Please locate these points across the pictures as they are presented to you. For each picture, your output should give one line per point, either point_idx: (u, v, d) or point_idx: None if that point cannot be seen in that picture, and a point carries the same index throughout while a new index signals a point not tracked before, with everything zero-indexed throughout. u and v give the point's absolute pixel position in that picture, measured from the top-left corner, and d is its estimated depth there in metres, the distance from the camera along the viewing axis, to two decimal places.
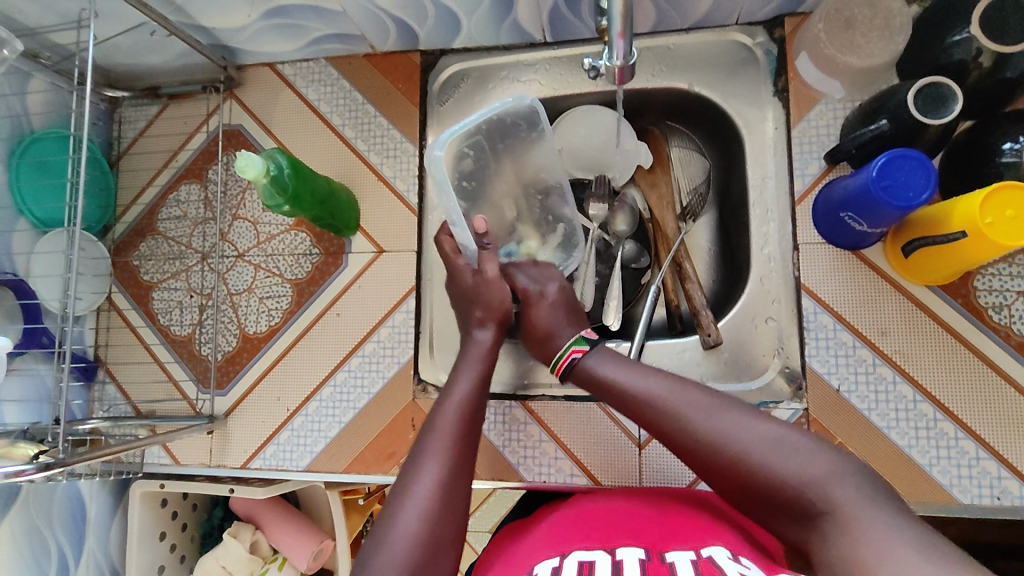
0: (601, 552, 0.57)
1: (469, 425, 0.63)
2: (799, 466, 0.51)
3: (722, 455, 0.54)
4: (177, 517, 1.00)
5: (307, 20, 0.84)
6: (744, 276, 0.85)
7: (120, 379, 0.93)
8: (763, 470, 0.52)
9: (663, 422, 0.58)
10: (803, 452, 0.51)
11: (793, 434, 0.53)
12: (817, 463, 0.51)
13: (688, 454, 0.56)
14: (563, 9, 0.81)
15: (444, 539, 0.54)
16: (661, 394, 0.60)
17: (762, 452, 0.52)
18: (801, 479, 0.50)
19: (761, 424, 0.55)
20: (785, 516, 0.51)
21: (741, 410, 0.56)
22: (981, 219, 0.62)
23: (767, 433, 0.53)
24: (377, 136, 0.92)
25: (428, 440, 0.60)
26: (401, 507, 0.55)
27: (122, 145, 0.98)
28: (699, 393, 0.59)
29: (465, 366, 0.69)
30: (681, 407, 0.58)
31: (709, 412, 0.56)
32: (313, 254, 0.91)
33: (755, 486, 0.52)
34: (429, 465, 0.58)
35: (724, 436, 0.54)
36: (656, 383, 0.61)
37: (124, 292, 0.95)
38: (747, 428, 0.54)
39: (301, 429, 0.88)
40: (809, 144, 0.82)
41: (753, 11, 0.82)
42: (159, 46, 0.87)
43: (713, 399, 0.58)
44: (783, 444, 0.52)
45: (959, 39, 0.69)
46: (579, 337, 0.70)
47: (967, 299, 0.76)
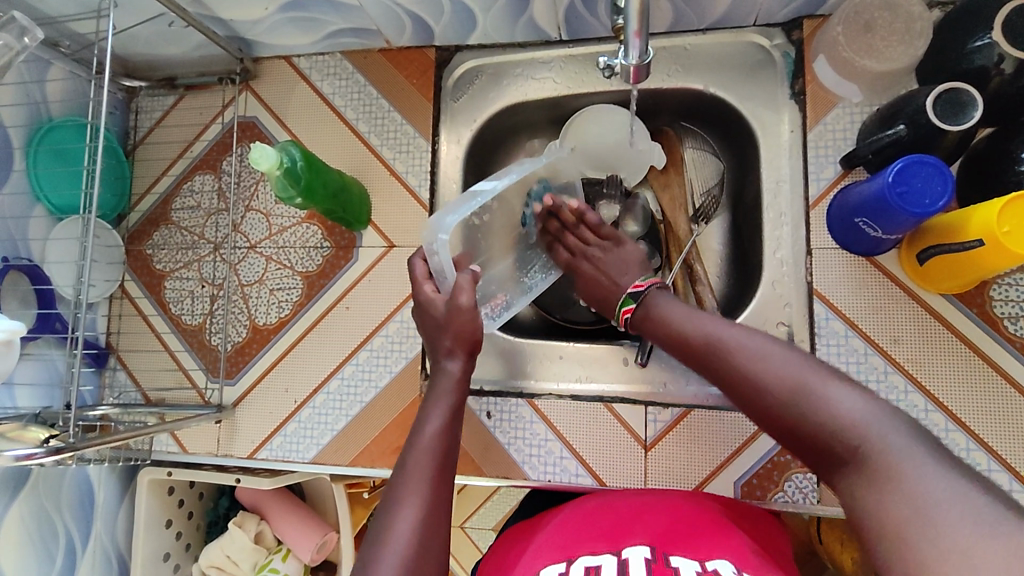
0: (608, 556, 0.57)
1: (446, 462, 0.59)
2: (836, 408, 0.46)
3: (763, 397, 0.50)
4: (183, 505, 1.00)
5: (323, 14, 0.85)
6: (756, 279, 0.85)
7: (131, 367, 0.93)
8: (796, 409, 0.48)
9: (708, 360, 0.56)
10: (848, 394, 0.46)
11: (835, 375, 0.48)
12: (861, 404, 0.45)
13: (732, 393, 0.53)
14: (579, 7, 0.81)
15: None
16: (706, 335, 0.57)
17: (803, 392, 0.48)
18: (836, 424, 0.45)
19: (802, 362, 0.50)
20: (822, 460, 0.47)
21: (786, 351, 0.52)
22: (998, 228, 0.61)
23: (805, 373, 0.49)
24: (390, 131, 0.92)
25: (403, 480, 0.57)
26: (379, 555, 0.52)
27: (139, 135, 0.98)
28: (746, 331, 0.55)
29: (435, 402, 0.64)
30: (726, 345, 0.54)
31: (751, 352, 0.52)
32: (324, 248, 0.92)
33: (792, 428, 0.48)
34: (402, 511, 0.54)
35: (765, 376, 0.50)
36: (706, 324, 0.58)
37: (137, 281, 0.96)
38: (787, 368, 0.50)
39: (308, 422, 0.88)
40: (825, 149, 0.80)
41: (771, 12, 0.81)
42: (177, 38, 0.88)
43: (762, 340, 0.54)
44: (820, 384, 0.48)
45: (981, 45, 0.68)
46: (626, 298, 0.69)
47: (982, 308, 0.75)
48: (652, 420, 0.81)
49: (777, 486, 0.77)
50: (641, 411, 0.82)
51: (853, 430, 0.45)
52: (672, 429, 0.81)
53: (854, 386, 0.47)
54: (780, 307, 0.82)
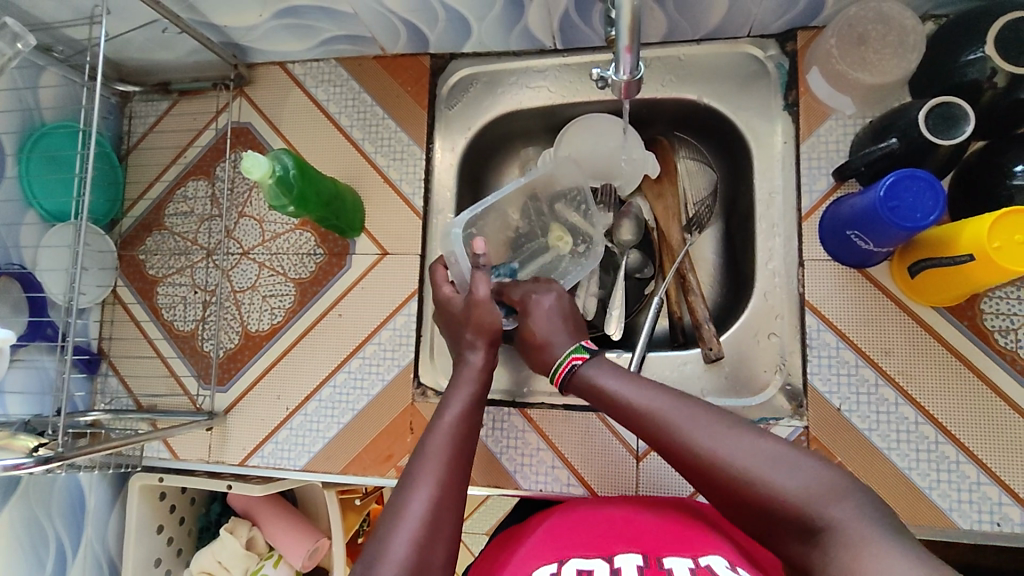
0: (599, 560, 0.57)
1: (463, 450, 0.61)
2: (788, 483, 0.49)
3: (717, 471, 0.52)
4: (175, 510, 1.00)
5: (318, 22, 0.84)
6: (748, 290, 0.85)
7: (123, 373, 0.93)
8: (751, 484, 0.50)
9: (658, 435, 0.56)
10: (801, 469, 0.49)
11: (787, 449, 0.51)
12: (813, 479, 0.48)
13: (682, 468, 0.54)
14: (574, 17, 0.81)
15: (431, 566, 0.52)
16: (657, 408, 0.57)
17: (758, 469, 0.50)
18: (794, 499, 0.48)
19: (755, 440, 0.52)
20: (776, 530, 0.49)
21: (734, 426, 0.54)
22: (989, 243, 0.61)
23: (760, 452, 0.51)
24: (384, 138, 0.92)
25: (420, 462, 0.59)
26: (395, 527, 0.53)
27: (132, 140, 0.98)
28: (693, 407, 0.56)
29: (457, 388, 0.67)
30: (676, 423, 0.55)
31: (701, 429, 0.54)
32: (317, 254, 0.92)
33: (746, 501, 0.50)
34: (417, 491, 0.56)
35: (718, 452, 0.52)
36: (652, 397, 0.58)
37: (129, 286, 0.95)
38: (737, 447, 0.52)
39: (300, 428, 0.88)
40: (818, 160, 0.80)
41: (765, 23, 0.81)
42: (171, 43, 0.88)
43: (708, 414, 0.55)
44: (770, 461, 0.50)
45: (974, 59, 0.69)
46: (578, 345, 0.68)
47: (973, 321, 0.75)
48: None
49: None
50: None
51: (810, 505, 0.47)
52: None
53: (806, 457, 0.50)
54: (772, 318, 0.82)
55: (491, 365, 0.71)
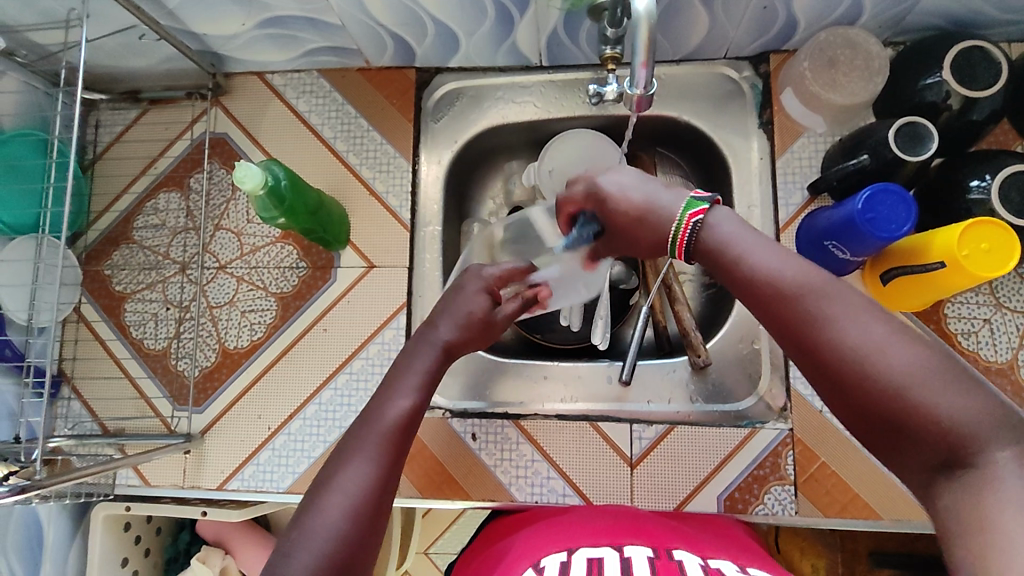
0: (608, 550, 0.57)
1: (414, 415, 0.54)
2: (957, 408, 0.38)
3: (867, 378, 0.40)
4: (140, 541, 0.95)
5: (302, 31, 0.83)
6: (730, 299, 0.89)
7: (87, 396, 0.88)
8: (904, 400, 0.39)
9: (797, 323, 0.43)
10: (968, 392, 0.38)
11: (952, 362, 0.39)
12: (985, 408, 0.38)
13: (811, 363, 0.42)
14: (562, 35, 0.83)
15: (364, 547, 0.46)
16: (799, 288, 0.43)
17: (925, 387, 0.38)
18: (943, 423, 0.38)
19: (912, 342, 0.40)
20: (912, 450, 0.40)
21: (903, 327, 0.41)
22: (959, 251, 0.66)
23: (921, 357, 0.39)
24: (369, 150, 0.91)
25: (365, 423, 0.53)
26: (322, 499, 0.47)
27: (97, 150, 0.94)
28: (854, 296, 0.42)
29: (415, 357, 0.60)
30: (820, 313, 0.42)
31: (840, 316, 0.41)
32: (300, 268, 0.89)
33: (889, 418, 0.40)
34: (358, 460, 0.49)
35: (860, 346, 0.40)
36: (798, 273, 0.44)
37: (93, 303, 0.90)
38: (906, 355, 0.39)
39: (283, 449, 0.85)
40: (793, 175, 0.85)
41: (741, 46, 0.86)
42: (145, 50, 0.85)
43: (857, 302, 0.42)
44: (942, 377, 0.38)
45: (931, 82, 0.75)
46: (691, 199, 0.50)
47: (938, 325, 0.81)
48: (637, 437, 0.82)
49: (758, 499, 0.79)
50: (626, 430, 0.83)
51: (976, 435, 0.37)
52: (655, 447, 0.82)
53: (969, 378, 0.39)
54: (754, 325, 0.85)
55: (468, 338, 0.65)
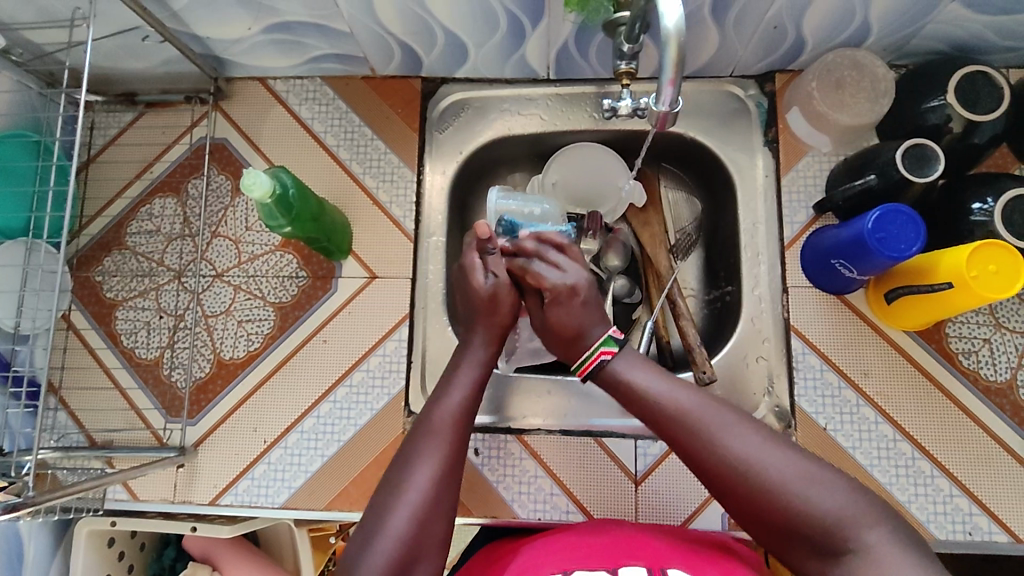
0: (602, 572, 0.57)
1: (464, 427, 0.63)
2: (825, 501, 0.50)
3: (753, 490, 0.52)
4: (123, 557, 0.91)
5: (308, 38, 0.82)
6: (734, 315, 0.89)
7: (73, 407, 0.85)
8: (787, 501, 0.50)
9: (688, 439, 0.55)
10: (835, 486, 0.51)
11: (817, 467, 0.52)
12: (847, 499, 0.50)
13: (703, 473, 0.54)
14: (572, 50, 0.83)
15: (427, 542, 0.56)
16: (692, 407, 0.56)
17: (798, 486, 0.51)
18: (823, 520, 0.49)
19: (784, 449, 0.53)
20: (809, 548, 0.50)
21: (769, 437, 0.54)
22: (968, 272, 0.66)
23: (792, 462, 0.52)
24: (373, 160, 0.90)
25: (425, 438, 0.61)
26: (395, 506, 0.56)
27: (90, 153, 0.91)
28: (726, 414, 0.55)
29: (462, 371, 0.67)
30: (711, 431, 0.54)
31: (732, 437, 0.53)
32: (300, 277, 0.87)
33: (781, 520, 0.51)
34: (420, 467, 0.59)
35: (749, 463, 0.52)
36: (687, 395, 0.57)
37: (84, 310, 0.87)
38: (776, 458, 0.52)
39: (280, 463, 0.83)
40: (797, 194, 0.86)
41: (747, 65, 0.86)
42: (146, 52, 0.82)
43: (739, 421, 0.55)
44: (807, 474, 0.51)
45: (935, 105, 0.76)
46: (605, 338, 0.64)
47: (939, 344, 0.82)
48: (642, 454, 0.82)
49: None
50: (630, 445, 0.82)
51: (845, 525, 0.49)
52: (661, 463, 0.81)
53: (834, 475, 0.51)
54: (759, 342, 0.85)
55: (494, 358, 0.71)
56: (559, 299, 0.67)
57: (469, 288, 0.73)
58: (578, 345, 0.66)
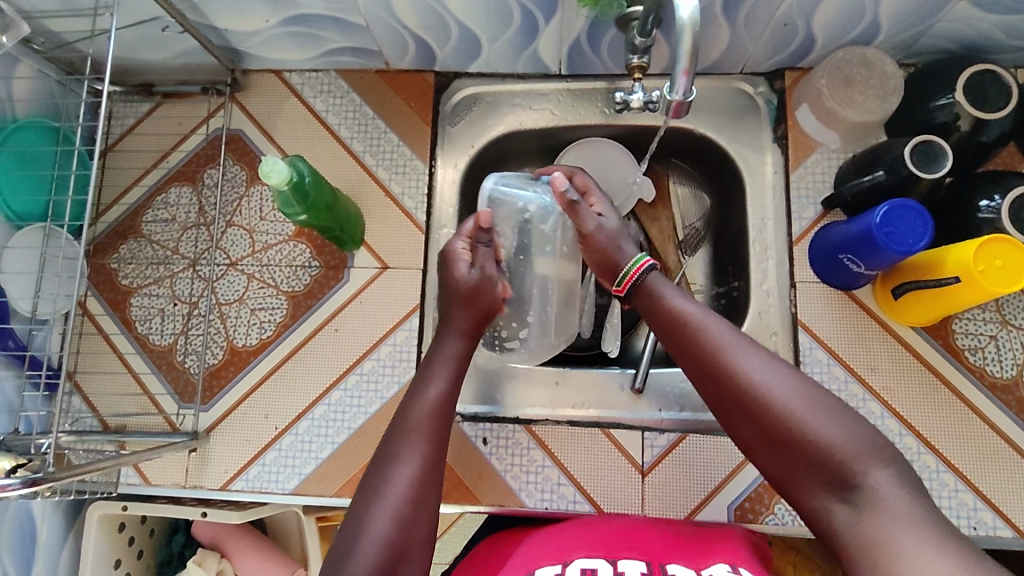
0: (603, 562, 0.58)
1: (441, 424, 0.63)
2: (833, 434, 0.50)
3: (762, 410, 0.52)
4: (133, 543, 0.92)
5: (325, 31, 0.83)
6: (742, 310, 0.89)
7: (88, 391, 0.86)
8: (794, 427, 0.51)
9: (705, 355, 0.57)
10: (843, 420, 0.51)
11: (830, 400, 0.52)
12: (855, 438, 0.49)
13: (716, 390, 0.56)
14: (584, 45, 0.84)
15: (412, 542, 0.55)
16: (715, 329, 0.58)
17: (809, 416, 0.51)
18: (828, 447, 0.49)
19: (798, 380, 0.53)
20: (811, 473, 0.50)
21: (785, 368, 0.54)
22: (975, 266, 0.67)
23: (801, 391, 0.52)
24: (386, 152, 0.91)
25: (403, 437, 0.61)
26: (375, 509, 0.56)
27: (108, 142, 0.92)
28: (745, 341, 0.57)
29: (437, 366, 0.68)
30: (727, 351, 0.56)
31: (747, 359, 0.55)
32: (312, 267, 0.89)
33: (786, 444, 0.51)
34: (400, 468, 0.58)
35: (760, 384, 0.53)
36: (710, 319, 0.59)
37: (99, 297, 0.88)
38: (789, 389, 0.53)
39: (290, 449, 0.84)
40: (806, 190, 0.86)
41: (757, 62, 0.87)
42: (165, 42, 0.84)
43: (757, 349, 0.56)
44: (817, 408, 0.51)
45: (944, 103, 0.77)
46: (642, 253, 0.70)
47: (946, 339, 0.82)
48: (649, 445, 0.82)
49: (768, 509, 0.79)
50: (638, 437, 0.83)
51: (849, 458, 0.48)
52: (668, 454, 0.82)
53: (845, 411, 0.51)
54: (766, 336, 0.86)
55: (468, 353, 0.72)
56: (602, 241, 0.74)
57: (449, 276, 0.75)
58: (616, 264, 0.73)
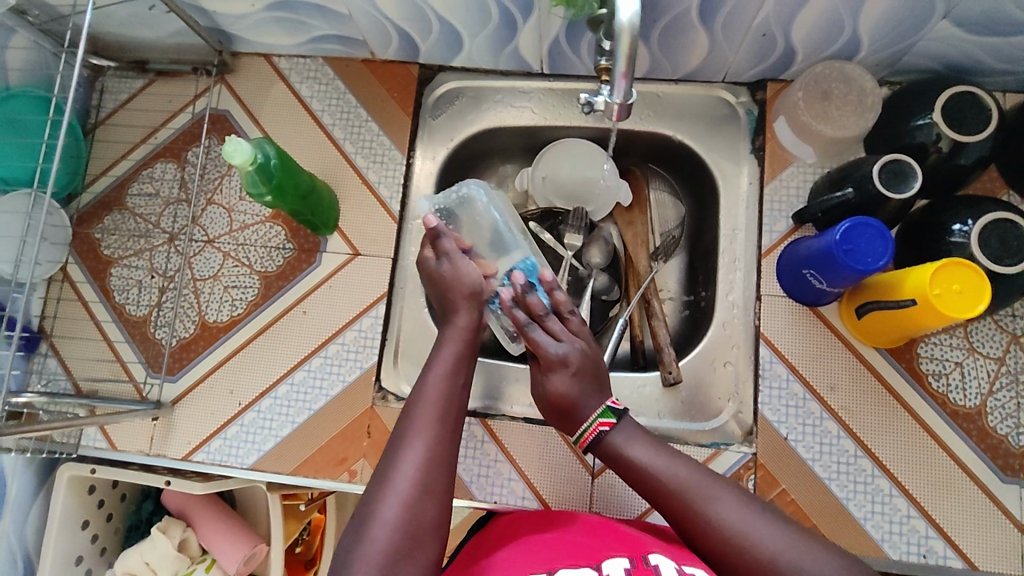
0: (587, 568, 0.57)
1: (451, 403, 0.65)
2: (822, 572, 0.54)
3: (748, 560, 0.55)
4: (102, 506, 0.96)
5: (309, 18, 0.85)
6: (708, 319, 0.89)
7: (63, 354, 0.89)
8: (785, 572, 0.54)
9: (684, 515, 0.59)
10: (826, 558, 0.55)
11: (807, 539, 0.56)
12: (841, 569, 0.54)
13: (698, 542, 0.59)
14: (564, 45, 0.85)
15: (422, 524, 0.57)
16: (687, 484, 0.60)
17: (793, 557, 0.55)
18: None
19: (775, 524, 0.57)
20: None
21: (759, 510, 0.58)
22: (930, 289, 0.66)
23: (782, 535, 0.56)
24: (366, 140, 0.93)
25: (410, 421, 0.63)
26: (384, 491, 0.58)
27: (100, 115, 0.95)
28: (720, 486, 0.60)
29: (443, 347, 0.70)
30: (705, 506, 0.58)
31: (727, 510, 0.58)
32: (286, 249, 0.90)
33: None
34: (408, 450, 0.61)
35: (743, 534, 0.56)
36: (677, 469, 0.61)
37: (80, 265, 0.91)
38: (770, 532, 0.56)
39: (251, 425, 0.86)
40: (779, 203, 0.85)
41: (739, 71, 0.87)
42: (155, 21, 0.86)
43: (730, 492, 0.59)
44: (801, 549, 0.55)
45: (922, 124, 0.76)
46: (605, 408, 0.67)
47: (910, 364, 0.81)
48: None
49: None
50: None
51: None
52: None
53: (822, 547, 0.56)
54: (728, 347, 0.86)
55: (480, 325, 0.74)
56: (551, 367, 0.70)
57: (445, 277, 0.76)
58: (578, 416, 0.68)
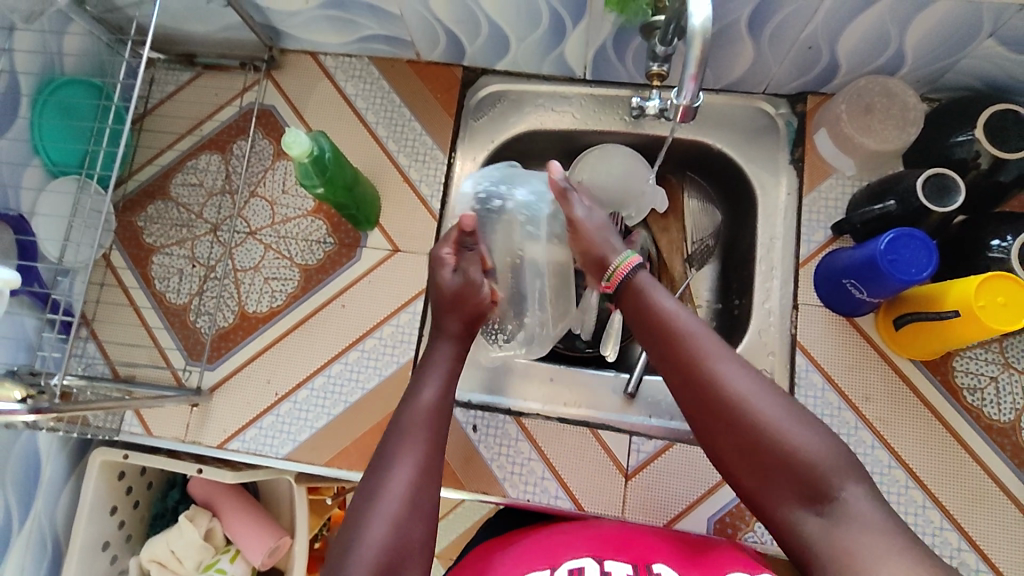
0: (592, 560, 0.57)
1: (440, 421, 0.64)
2: (808, 442, 0.52)
3: (737, 417, 0.54)
4: (130, 492, 0.96)
5: (361, 18, 0.87)
6: (742, 326, 0.90)
7: (102, 339, 0.89)
8: (770, 436, 0.53)
9: (681, 359, 0.58)
10: (817, 433, 0.53)
11: (800, 412, 0.54)
12: (825, 448, 0.52)
13: (687, 390, 0.57)
14: (610, 52, 0.86)
15: (410, 543, 0.55)
16: (694, 335, 0.59)
17: (785, 425, 0.53)
18: (801, 460, 0.52)
19: (773, 395, 0.55)
20: (781, 480, 0.52)
21: (763, 379, 0.56)
22: (975, 301, 0.67)
23: (777, 403, 0.54)
24: (409, 139, 0.94)
25: (400, 437, 0.62)
26: (371, 510, 0.56)
27: (148, 105, 0.97)
28: (727, 348, 0.58)
29: (432, 367, 0.69)
30: (707, 357, 0.57)
31: (728, 367, 0.56)
32: (327, 243, 0.91)
33: (762, 450, 0.53)
34: (397, 470, 0.59)
35: (736, 392, 0.55)
36: (689, 322, 0.60)
37: (122, 252, 0.92)
38: (763, 398, 0.54)
39: (287, 416, 0.86)
40: (817, 215, 0.87)
41: (780, 83, 0.88)
42: (210, 15, 0.88)
43: (734, 356, 0.57)
44: (795, 419, 0.53)
45: (963, 140, 0.77)
46: (630, 252, 0.69)
47: (945, 376, 0.82)
48: (635, 449, 0.83)
49: (748, 526, 0.80)
50: (625, 440, 0.84)
51: (824, 470, 0.51)
52: (654, 460, 0.83)
53: (818, 426, 0.54)
54: (763, 355, 0.86)
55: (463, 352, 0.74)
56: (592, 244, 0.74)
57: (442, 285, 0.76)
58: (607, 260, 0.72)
